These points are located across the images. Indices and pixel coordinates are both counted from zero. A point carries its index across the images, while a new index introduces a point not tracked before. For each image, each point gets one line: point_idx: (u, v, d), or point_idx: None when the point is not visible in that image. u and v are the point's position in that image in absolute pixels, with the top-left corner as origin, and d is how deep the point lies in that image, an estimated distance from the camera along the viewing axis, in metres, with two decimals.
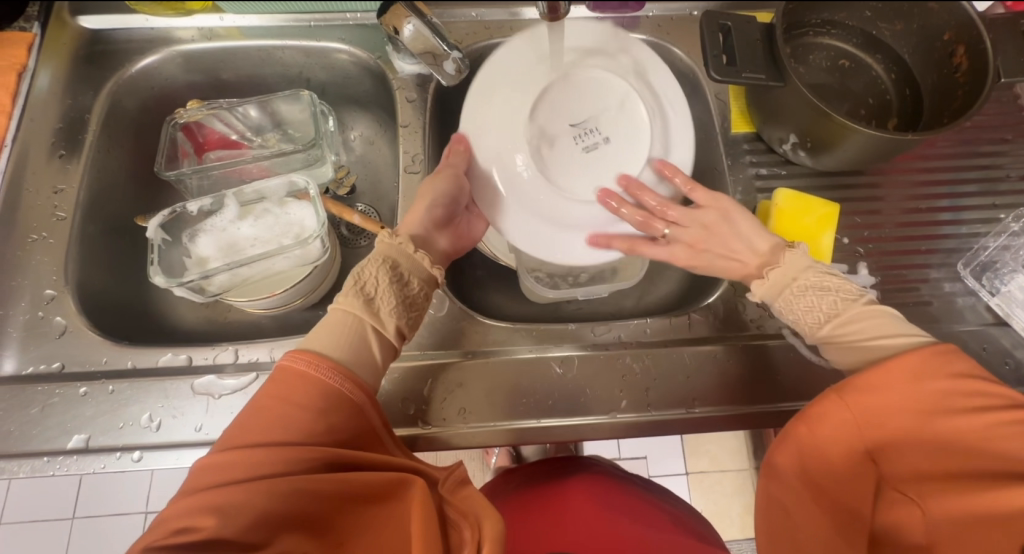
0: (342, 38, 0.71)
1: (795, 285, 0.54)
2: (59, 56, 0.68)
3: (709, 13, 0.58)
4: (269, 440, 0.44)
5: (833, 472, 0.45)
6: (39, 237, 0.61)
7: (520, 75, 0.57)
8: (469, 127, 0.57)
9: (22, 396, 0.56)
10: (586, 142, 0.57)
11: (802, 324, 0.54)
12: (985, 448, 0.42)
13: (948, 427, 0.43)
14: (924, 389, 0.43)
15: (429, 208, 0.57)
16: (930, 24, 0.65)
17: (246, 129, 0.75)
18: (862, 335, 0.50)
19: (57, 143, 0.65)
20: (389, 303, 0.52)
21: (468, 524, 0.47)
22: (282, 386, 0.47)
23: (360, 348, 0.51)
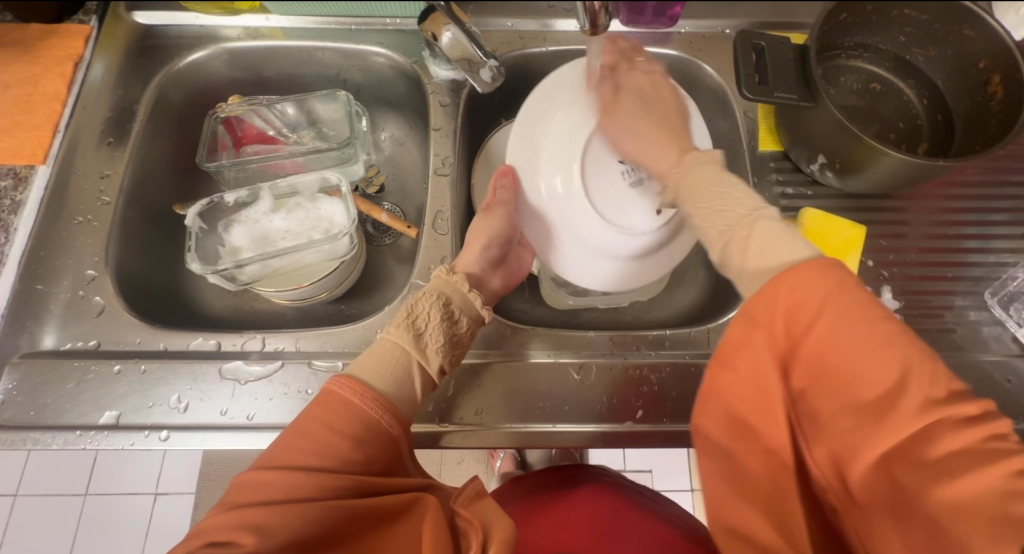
0: (382, 42, 0.73)
1: (701, 178, 0.55)
2: (114, 48, 0.71)
3: (744, 33, 0.60)
4: (305, 464, 0.45)
5: (743, 401, 0.44)
6: (84, 220, 0.64)
7: (556, 112, 0.59)
8: (514, 165, 0.60)
9: (59, 370, 0.58)
10: (632, 177, 0.59)
11: (712, 229, 0.53)
12: (872, 361, 0.39)
13: (836, 340, 0.40)
14: (798, 298, 0.42)
15: (484, 249, 0.60)
16: (964, 51, 0.65)
17: (283, 126, 0.77)
18: (745, 248, 0.49)
19: (106, 131, 0.68)
20: (437, 340, 0.54)
21: (474, 526, 0.46)
22: (324, 410, 0.48)
23: (403, 381, 0.52)
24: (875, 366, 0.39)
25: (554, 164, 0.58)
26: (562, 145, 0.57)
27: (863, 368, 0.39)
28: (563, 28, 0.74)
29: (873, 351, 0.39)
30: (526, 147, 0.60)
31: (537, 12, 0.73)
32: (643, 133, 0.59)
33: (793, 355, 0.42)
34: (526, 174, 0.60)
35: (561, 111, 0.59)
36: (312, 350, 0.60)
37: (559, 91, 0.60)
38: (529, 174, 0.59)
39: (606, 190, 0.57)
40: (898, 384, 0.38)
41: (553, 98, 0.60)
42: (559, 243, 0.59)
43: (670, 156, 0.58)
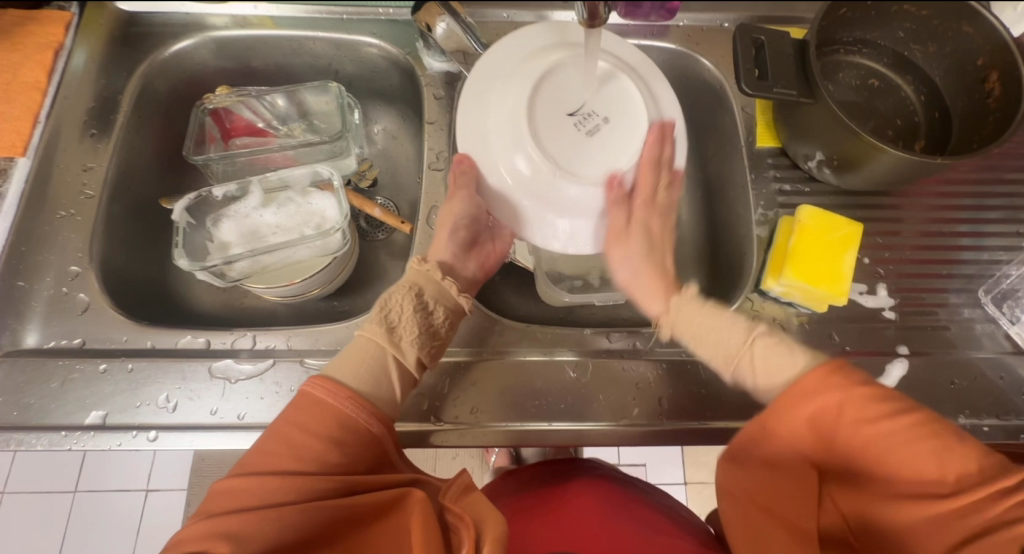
0: (373, 33, 0.71)
1: (699, 312, 0.53)
2: (96, 36, 0.69)
3: (744, 26, 0.59)
4: (283, 469, 0.45)
5: (779, 497, 0.45)
6: (67, 214, 0.62)
7: (499, 75, 0.55)
8: (471, 146, 0.55)
9: (43, 369, 0.56)
10: (588, 127, 0.52)
11: (714, 359, 0.52)
12: (902, 453, 0.40)
13: (864, 439, 0.41)
14: (822, 407, 0.42)
15: (452, 233, 0.59)
16: (963, 48, 0.64)
17: (273, 118, 0.75)
18: (752, 365, 0.49)
19: (89, 122, 0.66)
20: (412, 332, 0.52)
21: (466, 524, 0.46)
22: (299, 413, 0.47)
23: (381, 379, 0.50)
24: (905, 457, 0.40)
25: (508, 136, 0.52)
26: (509, 115, 0.52)
27: (894, 460, 0.40)
28: (560, 19, 0.72)
29: (903, 445, 0.40)
30: (476, 134, 0.55)
31: (533, 3, 0.72)
32: (642, 269, 0.56)
33: (824, 451, 0.43)
34: (484, 159, 0.54)
35: (495, 88, 0.54)
36: (304, 348, 0.59)
37: (494, 65, 0.56)
38: (487, 160, 0.54)
39: (567, 150, 0.52)
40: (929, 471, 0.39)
41: (488, 78, 0.55)
42: (523, 207, 0.53)
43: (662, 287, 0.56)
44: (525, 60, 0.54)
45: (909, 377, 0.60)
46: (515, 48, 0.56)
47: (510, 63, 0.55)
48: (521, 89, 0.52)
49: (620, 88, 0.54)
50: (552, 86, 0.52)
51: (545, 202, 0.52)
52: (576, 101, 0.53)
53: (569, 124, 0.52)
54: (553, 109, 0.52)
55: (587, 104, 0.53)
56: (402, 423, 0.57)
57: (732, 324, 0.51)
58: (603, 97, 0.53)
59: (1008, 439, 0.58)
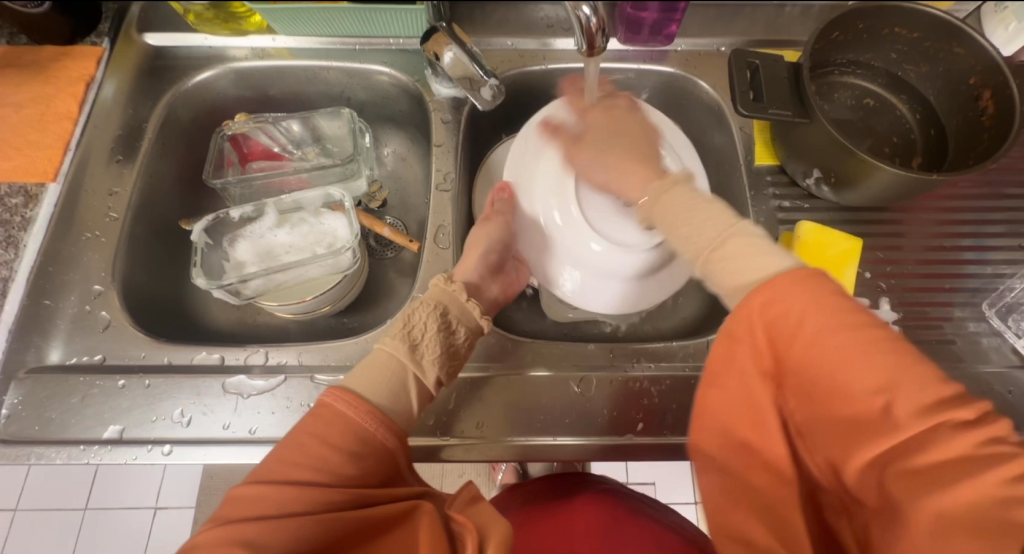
0: (384, 61, 0.75)
1: (679, 196, 0.53)
2: (124, 68, 0.73)
3: (738, 52, 0.61)
4: (300, 478, 0.45)
5: (740, 418, 0.45)
6: (92, 236, 0.65)
7: (554, 136, 0.64)
8: (517, 183, 0.65)
9: (65, 385, 0.58)
10: (627, 200, 0.60)
11: (684, 245, 0.50)
12: (862, 364, 0.38)
13: (822, 348, 0.40)
14: (785, 308, 0.42)
15: (483, 255, 0.61)
16: (955, 69, 0.66)
17: (288, 143, 0.79)
18: (719, 252, 0.47)
19: (115, 149, 0.69)
20: (434, 350, 0.53)
21: (469, 529, 0.46)
22: (320, 425, 0.48)
23: (400, 395, 0.51)
24: (868, 375, 0.38)
25: (552, 191, 0.62)
26: (557, 175, 0.62)
27: (853, 375, 0.38)
28: (562, 46, 0.75)
29: (864, 356, 0.38)
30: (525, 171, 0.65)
31: (536, 32, 0.75)
32: (619, 159, 0.59)
33: (782, 364, 0.42)
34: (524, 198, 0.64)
35: (549, 145, 0.63)
36: (315, 364, 0.61)
37: (560, 124, 0.64)
38: (526, 197, 0.64)
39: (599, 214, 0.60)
40: (894, 386, 0.37)
41: (552, 128, 0.64)
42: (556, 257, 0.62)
43: (643, 177, 0.57)
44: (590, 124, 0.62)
45: None
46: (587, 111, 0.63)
47: (577, 123, 0.63)
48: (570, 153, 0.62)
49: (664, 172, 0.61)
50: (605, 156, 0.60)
51: (569, 252, 0.61)
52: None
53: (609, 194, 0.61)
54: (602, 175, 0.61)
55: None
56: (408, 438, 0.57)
57: (713, 206, 0.51)
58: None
59: None
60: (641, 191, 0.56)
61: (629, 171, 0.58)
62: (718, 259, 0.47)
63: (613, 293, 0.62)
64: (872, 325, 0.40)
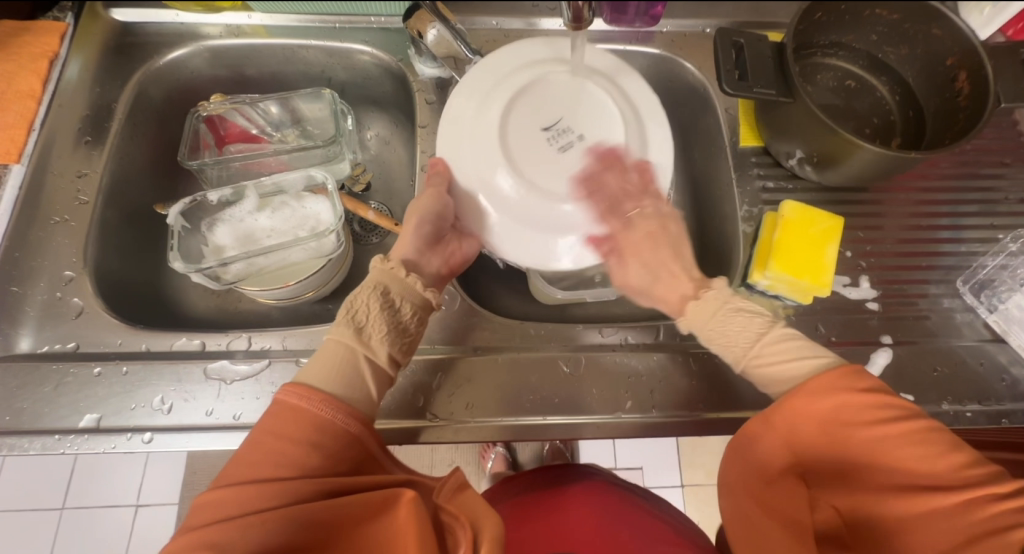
0: (367, 40, 0.73)
1: (721, 310, 0.55)
2: (90, 46, 0.70)
3: (723, 30, 0.61)
4: (262, 476, 0.44)
5: (782, 491, 0.48)
6: (61, 220, 0.62)
7: (484, 93, 0.58)
8: (447, 151, 0.58)
9: (36, 374, 0.56)
10: (561, 142, 0.55)
11: (729, 350, 0.55)
12: (895, 456, 0.44)
13: (846, 441, 0.45)
14: (831, 405, 0.46)
15: (417, 227, 0.58)
16: (933, 50, 0.66)
17: (267, 124, 0.77)
18: (761, 358, 0.53)
19: (83, 129, 0.66)
20: (381, 330, 0.53)
21: (461, 523, 0.46)
22: (277, 421, 0.47)
23: (353, 379, 0.51)
24: (902, 462, 0.44)
25: (487, 157, 0.55)
26: (484, 133, 0.56)
27: (896, 467, 0.44)
28: (548, 26, 0.74)
29: (896, 449, 0.44)
30: (451, 138, 0.58)
31: (522, 11, 0.74)
32: (659, 279, 0.60)
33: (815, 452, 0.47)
34: (459, 171, 0.57)
35: (476, 106, 0.57)
36: (299, 348, 0.59)
37: (471, 88, 0.59)
38: (458, 165, 0.57)
39: (541, 164, 0.55)
40: (922, 471, 0.44)
41: (466, 92, 0.59)
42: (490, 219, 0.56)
43: (683, 285, 0.59)
44: (505, 76, 0.58)
45: (893, 365, 0.62)
46: (501, 61, 0.59)
47: (500, 71, 0.59)
48: (501, 100, 0.56)
49: (597, 104, 0.57)
50: (527, 102, 0.56)
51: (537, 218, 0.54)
52: (553, 116, 0.56)
53: (543, 139, 0.55)
54: (528, 123, 0.56)
55: (564, 120, 0.56)
56: (397, 419, 0.57)
57: (752, 320, 0.55)
58: (582, 118, 0.56)
59: (989, 423, 0.60)
60: (683, 301, 0.58)
61: (666, 283, 0.59)
62: (756, 363, 0.53)
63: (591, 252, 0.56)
64: (901, 418, 0.45)
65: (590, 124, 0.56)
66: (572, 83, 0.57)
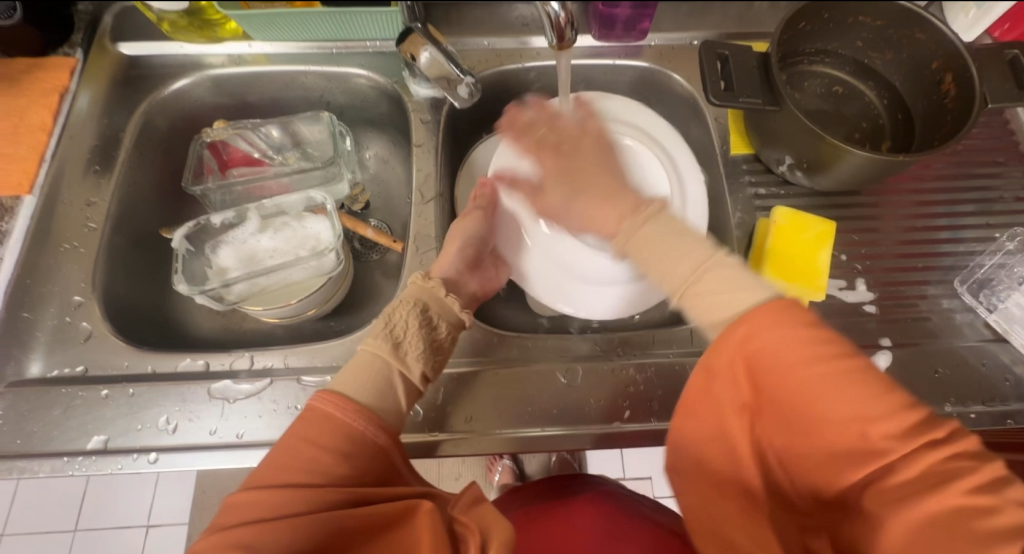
0: (362, 64, 0.75)
1: (657, 233, 0.51)
2: (98, 79, 0.73)
3: (708, 43, 0.62)
4: (289, 481, 0.45)
5: (723, 445, 0.45)
6: (71, 247, 0.64)
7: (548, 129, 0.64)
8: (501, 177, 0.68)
9: (45, 398, 0.58)
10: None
11: (668, 279, 0.49)
12: (838, 399, 0.39)
13: (779, 381, 0.41)
14: (760, 346, 0.42)
15: (460, 248, 0.61)
16: (919, 53, 0.68)
17: (268, 148, 0.79)
18: (702, 289, 0.46)
19: (92, 159, 0.69)
20: (418, 347, 0.53)
21: (472, 530, 0.47)
22: (308, 427, 0.47)
23: (385, 393, 0.51)
24: (847, 410, 0.39)
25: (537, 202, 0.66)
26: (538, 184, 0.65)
27: (838, 412, 0.39)
28: (538, 44, 0.76)
29: (836, 390, 0.39)
30: (509, 170, 0.68)
31: (513, 31, 0.76)
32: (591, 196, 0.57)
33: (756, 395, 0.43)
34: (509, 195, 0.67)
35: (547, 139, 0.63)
36: (301, 365, 0.60)
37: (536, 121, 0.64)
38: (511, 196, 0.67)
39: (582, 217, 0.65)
40: (868, 417, 0.39)
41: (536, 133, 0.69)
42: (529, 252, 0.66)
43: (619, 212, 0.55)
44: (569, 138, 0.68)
45: (894, 368, 0.62)
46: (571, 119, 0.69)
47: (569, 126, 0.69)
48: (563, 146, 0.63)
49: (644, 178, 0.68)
50: (591, 149, 0.62)
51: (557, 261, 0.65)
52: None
53: None
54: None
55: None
56: None
57: (693, 245, 0.49)
58: (631, 187, 0.66)
59: (995, 424, 0.59)
60: (619, 225, 0.54)
61: (597, 207, 0.57)
62: (695, 297, 0.47)
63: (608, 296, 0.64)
64: (840, 357, 0.41)
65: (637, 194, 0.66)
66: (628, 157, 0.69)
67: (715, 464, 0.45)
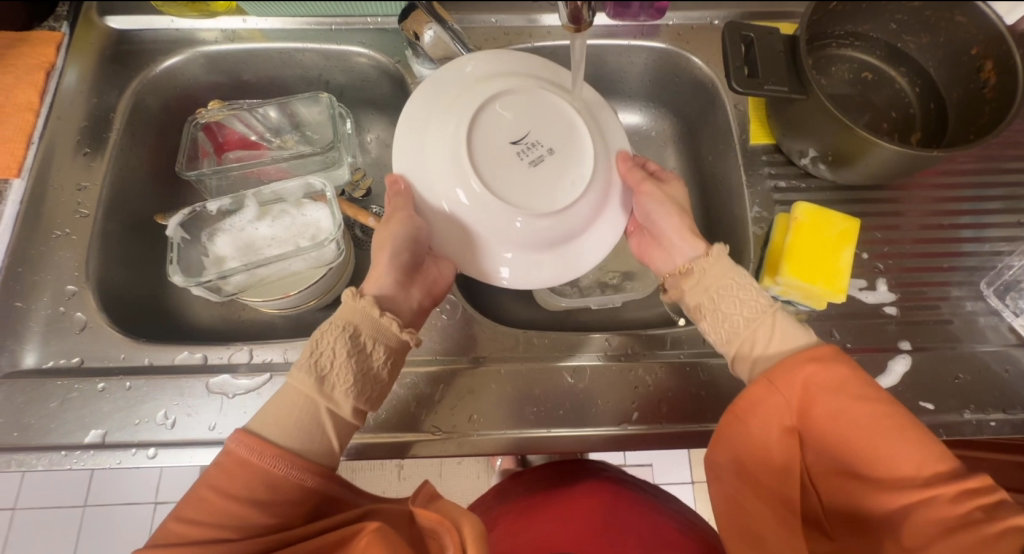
0: (363, 42, 0.71)
1: (714, 285, 0.55)
2: (87, 55, 0.69)
3: (732, 24, 0.58)
4: (202, 537, 0.43)
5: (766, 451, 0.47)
6: (62, 233, 0.62)
7: (448, 105, 0.54)
8: (406, 164, 0.55)
9: (42, 390, 0.57)
10: (531, 158, 0.53)
11: (724, 326, 0.54)
12: (888, 444, 0.44)
13: (839, 417, 0.45)
14: (814, 379, 0.46)
15: (393, 257, 0.53)
16: (956, 39, 0.62)
17: (266, 130, 0.76)
18: (755, 344, 0.52)
19: (82, 141, 0.66)
20: (346, 379, 0.49)
21: (445, 527, 0.45)
22: (223, 475, 0.45)
23: (313, 432, 0.48)
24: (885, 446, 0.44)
25: (450, 172, 0.53)
26: (449, 146, 0.52)
27: (883, 452, 0.44)
28: (548, 22, 0.72)
29: (881, 430, 0.44)
30: (413, 150, 0.55)
31: (522, 7, 0.71)
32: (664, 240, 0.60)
33: (811, 424, 0.46)
34: (422, 184, 0.54)
35: (439, 118, 0.54)
36: (301, 360, 0.59)
37: (429, 101, 0.56)
38: (422, 183, 0.54)
39: (507, 180, 0.52)
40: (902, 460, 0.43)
41: (432, 99, 0.56)
42: (467, 240, 0.54)
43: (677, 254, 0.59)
44: (468, 87, 0.55)
45: (912, 374, 0.59)
46: (471, 68, 0.57)
47: (468, 78, 0.56)
48: (465, 113, 0.53)
49: (570, 121, 0.55)
50: (498, 113, 0.53)
51: (493, 232, 0.53)
52: (522, 131, 0.54)
53: (512, 153, 0.53)
54: (496, 138, 0.52)
55: (533, 134, 0.54)
56: (397, 433, 0.56)
57: (750, 300, 0.54)
58: (552, 132, 0.54)
59: (1015, 433, 0.57)
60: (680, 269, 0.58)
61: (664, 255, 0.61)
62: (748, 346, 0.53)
63: (560, 270, 0.56)
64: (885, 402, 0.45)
65: (561, 138, 0.54)
66: (543, 96, 0.55)
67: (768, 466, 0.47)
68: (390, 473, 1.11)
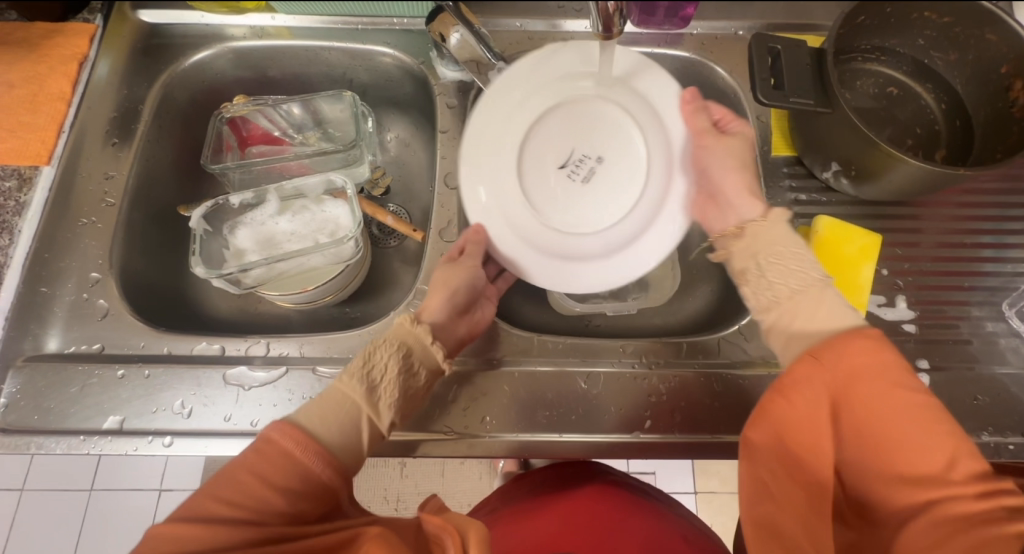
0: (388, 42, 0.72)
1: (766, 252, 0.55)
2: (119, 47, 0.71)
3: (759, 35, 0.58)
4: (214, 517, 0.41)
5: (805, 432, 0.45)
6: (88, 221, 0.63)
7: (504, 120, 0.58)
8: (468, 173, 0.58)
9: (63, 374, 0.57)
10: (580, 175, 0.60)
11: (775, 293, 0.54)
12: (924, 439, 0.42)
13: (879, 402, 0.44)
14: (857, 363, 0.45)
15: (445, 286, 0.57)
16: (986, 57, 0.63)
17: (289, 127, 0.76)
18: (799, 316, 0.52)
19: (111, 131, 0.67)
20: (391, 395, 0.51)
21: (450, 532, 0.45)
22: (264, 461, 0.44)
23: (351, 437, 0.49)
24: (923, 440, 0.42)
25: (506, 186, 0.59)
26: (506, 162, 0.59)
27: (920, 444, 0.42)
28: (572, 28, 0.73)
29: (918, 423, 0.43)
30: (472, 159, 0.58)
31: (546, 13, 0.72)
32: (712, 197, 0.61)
33: (854, 410, 0.44)
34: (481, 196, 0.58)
35: (493, 132, 0.58)
36: (317, 355, 0.60)
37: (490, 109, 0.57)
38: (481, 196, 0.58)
39: (556, 196, 0.60)
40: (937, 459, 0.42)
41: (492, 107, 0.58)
42: (521, 250, 0.59)
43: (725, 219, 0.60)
44: (524, 100, 0.58)
45: None
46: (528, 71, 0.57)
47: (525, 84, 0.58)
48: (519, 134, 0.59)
49: (617, 137, 0.60)
50: (550, 132, 0.59)
51: (544, 241, 0.59)
52: (572, 148, 0.60)
53: (562, 173, 0.60)
54: (547, 159, 0.60)
55: (578, 150, 0.60)
56: (409, 432, 0.57)
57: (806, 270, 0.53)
58: (599, 149, 0.60)
59: None
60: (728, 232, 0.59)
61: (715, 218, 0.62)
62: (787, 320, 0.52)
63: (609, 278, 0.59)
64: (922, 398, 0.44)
65: (607, 155, 0.60)
66: (592, 113, 0.59)
67: (805, 447, 0.45)
68: (394, 470, 1.11)
